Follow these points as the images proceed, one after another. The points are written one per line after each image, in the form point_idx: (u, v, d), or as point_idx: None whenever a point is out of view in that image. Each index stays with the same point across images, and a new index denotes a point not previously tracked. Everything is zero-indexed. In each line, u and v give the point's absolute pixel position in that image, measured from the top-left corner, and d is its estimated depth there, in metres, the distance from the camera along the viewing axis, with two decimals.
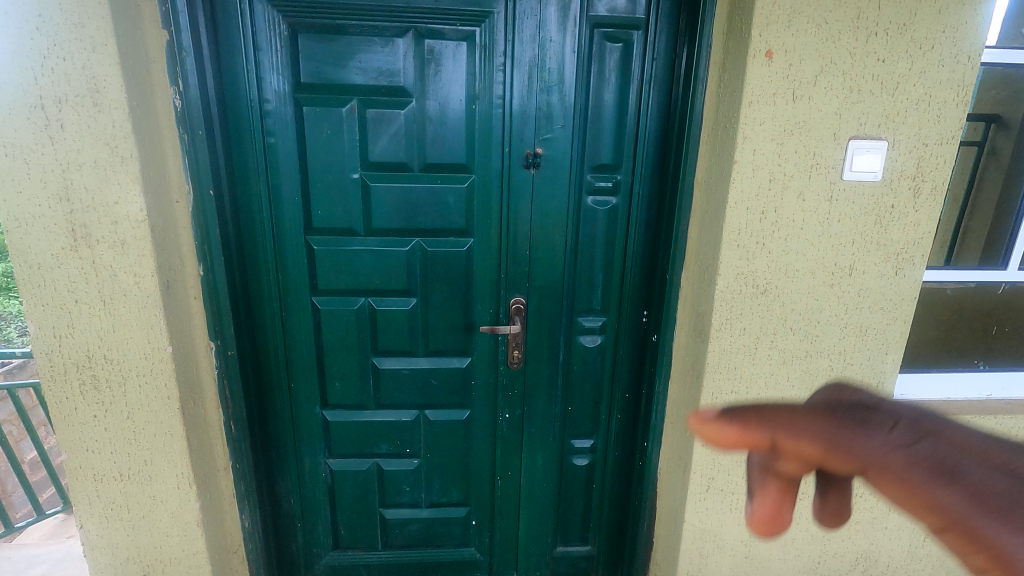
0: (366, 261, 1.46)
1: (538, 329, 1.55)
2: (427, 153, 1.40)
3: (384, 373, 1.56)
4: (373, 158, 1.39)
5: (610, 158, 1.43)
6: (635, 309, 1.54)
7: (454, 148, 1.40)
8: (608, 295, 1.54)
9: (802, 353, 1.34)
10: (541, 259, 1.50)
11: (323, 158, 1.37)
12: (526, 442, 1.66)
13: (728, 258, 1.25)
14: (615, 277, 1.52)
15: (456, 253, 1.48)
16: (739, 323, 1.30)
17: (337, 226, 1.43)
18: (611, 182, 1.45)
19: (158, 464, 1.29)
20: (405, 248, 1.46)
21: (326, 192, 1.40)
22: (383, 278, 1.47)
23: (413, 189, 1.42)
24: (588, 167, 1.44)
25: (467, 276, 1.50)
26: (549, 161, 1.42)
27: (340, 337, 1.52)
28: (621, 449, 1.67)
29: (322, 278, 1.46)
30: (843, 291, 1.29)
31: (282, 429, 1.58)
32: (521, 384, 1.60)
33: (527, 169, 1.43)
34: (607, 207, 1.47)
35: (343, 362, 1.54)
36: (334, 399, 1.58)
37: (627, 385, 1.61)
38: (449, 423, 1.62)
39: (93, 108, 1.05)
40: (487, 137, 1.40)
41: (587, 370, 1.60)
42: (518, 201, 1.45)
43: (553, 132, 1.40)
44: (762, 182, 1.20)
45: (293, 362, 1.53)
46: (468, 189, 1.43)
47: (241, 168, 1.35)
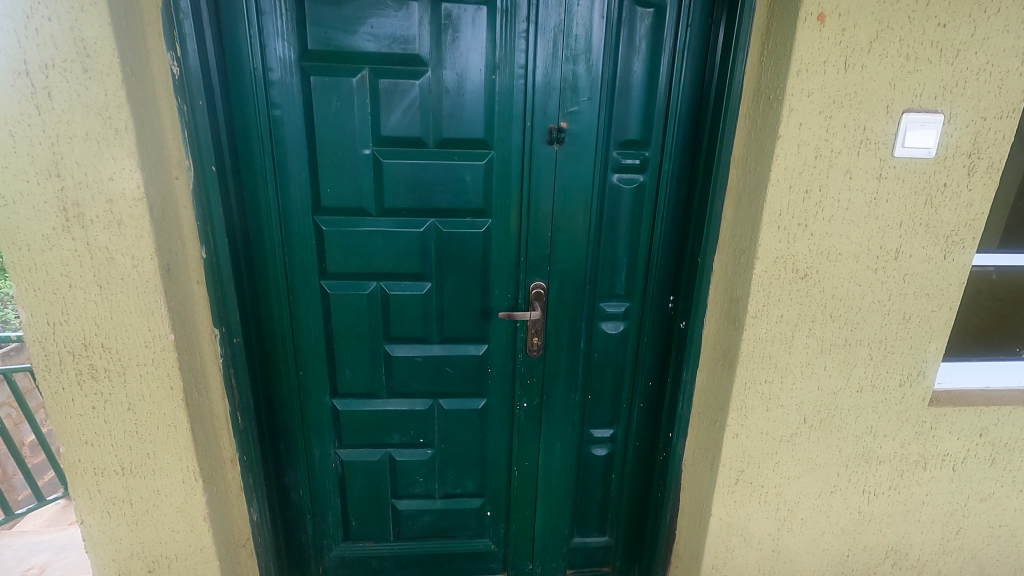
0: (378, 244, 1.37)
1: (560, 315, 1.48)
2: (444, 129, 1.31)
3: (396, 361, 1.49)
4: (384, 133, 1.29)
5: (638, 133, 1.34)
6: (661, 294, 1.47)
7: (473, 123, 1.31)
8: (632, 280, 1.46)
9: (841, 342, 1.26)
10: (562, 241, 1.42)
11: (332, 132, 1.28)
12: (545, 433, 1.59)
13: (767, 240, 1.17)
14: (641, 262, 1.45)
15: (474, 235, 1.39)
16: (776, 311, 1.22)
17: (347, 206, 1.34)
18: (639, 159, 1.36)
19: (162, 458, 1.22)
20: (420, 229, 1.37)
21: (336, 169, 1.31)
22: (397, 262, 1.39)
23: (427, 167, 1.33)
24: (615, 143, 1.35)
25: (485, 260, 1.42)
26: (573, 136, 1.33)
27: (350, 322, 1.44)
28: (642, 439, 1.61)
29: (331, 261, 1.38)
30: (887, 276, 1.21)
31: (290, 418, 1.51)
32: (540, 372, 1.53)
33: (550, 145, 1.34)
34: (634, 186, 1.38)
35: (354, 349, 1.47)
36: (344, 387, 1.51)
37: (651, 373, 1.54)
38: (463, 412, 1.56)
39: (83, 74, 0.96)
40: (507, 110, 1.31)
41: (608, 358, 1.54)
42: (541, 179, 1.36)
43: (578, 105, 1.31)
44: (807, 159, 1.11)
45: (302, 349, 1.45)
46: (486, 166, 1.34)
47: (244, 142, 1.26)
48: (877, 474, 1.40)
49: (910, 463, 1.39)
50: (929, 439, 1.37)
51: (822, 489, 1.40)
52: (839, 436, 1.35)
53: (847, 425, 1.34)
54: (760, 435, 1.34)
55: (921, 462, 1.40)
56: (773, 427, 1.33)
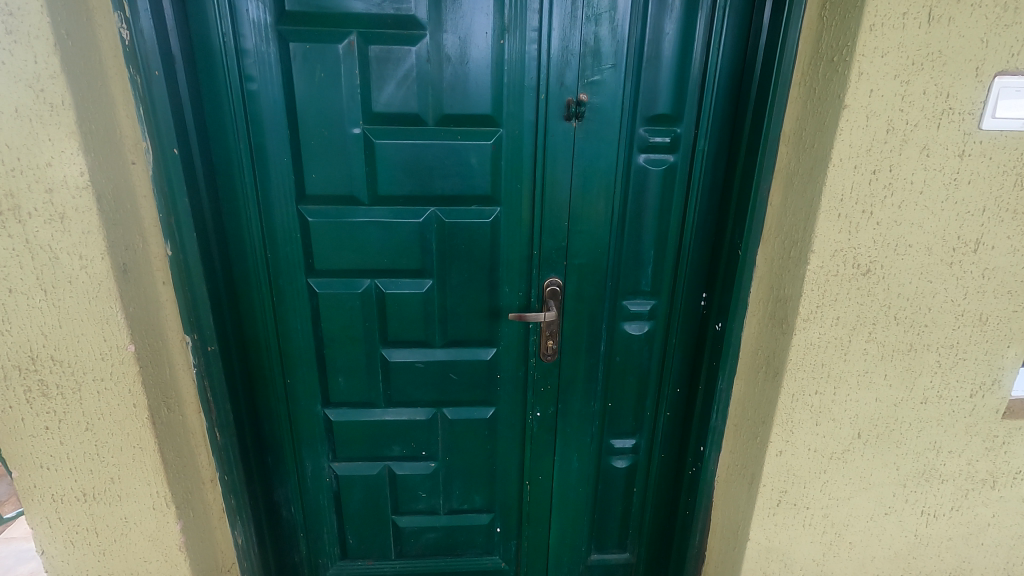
0: (373, 236, 1.21)
1: (578, 316, 1.31)
2: (444, 103, 1.13)
3: (395, 367, 1.34)
4: (376, 109, 1.12)
5: (669, 107, 1.16)
6: (691, 291, 1.30)
7: (479, 98, 1.13)
8: (659, 275, 1.29)
9: (905, 347, 1.09)
10: (580, 232, 1.25)
11: (316, 109, 1.11)
12: (560, 444, 1.44)
13: (824, 230, 0.99)
14: (669, 255, 1.28)
15: (480, 226, 1.22)
16: (833, 312, 1.05)
17: (336, 194, 1.18)
18: (669, 137, 1.19)
19: (128, 482, 1.08)
20: (419, 218, 1.21)
21: (321, 152, 1.14)
22: (393, 256, 1.23)
23: (426, 148, 1.16)
24: (642, 118, 1.17)
25: (493, 253, 1.25)
26: (595, 111, 1.16)
27: (343, 324, 1.29)
28: (667, 449, 1.45)
29: (320, 256, 1.22)
30: (964, 272, 1.03)
31: (279, 430, 1.37)
32: (556, 379, 1.37)
33: (567, 121, 1.16)
34: (663, 168, 1.21)
35: (348, 354, 1.32)
36: (337, 396, 1.36)
37: (679, 378, 1.38)
38: (470, 421, 1.40)
39: (6, 36, 0.79)
40: (518, 82, 1.13)
41: (630, 362, 1.37)
42: (557, 161, 1.19)
43: (600, 74, 1.13)
44: (877, 133, 0.93)
45: (289, 354, 1.30)
46: (494, 146, 1.17)
47: (216, 122, 1.10)
48: (939, 494, 1.23)
49: (977, 482, 1.23)
50: (1000, 455, 1.20)
51: (875, 511, 1.24)
52: (897, 452, 1.19)
53: (908, 440, 1.18)
54: (807, 452, 1.18)
55: (989, 481, 1.23)
56: (822, 444, 1.17)
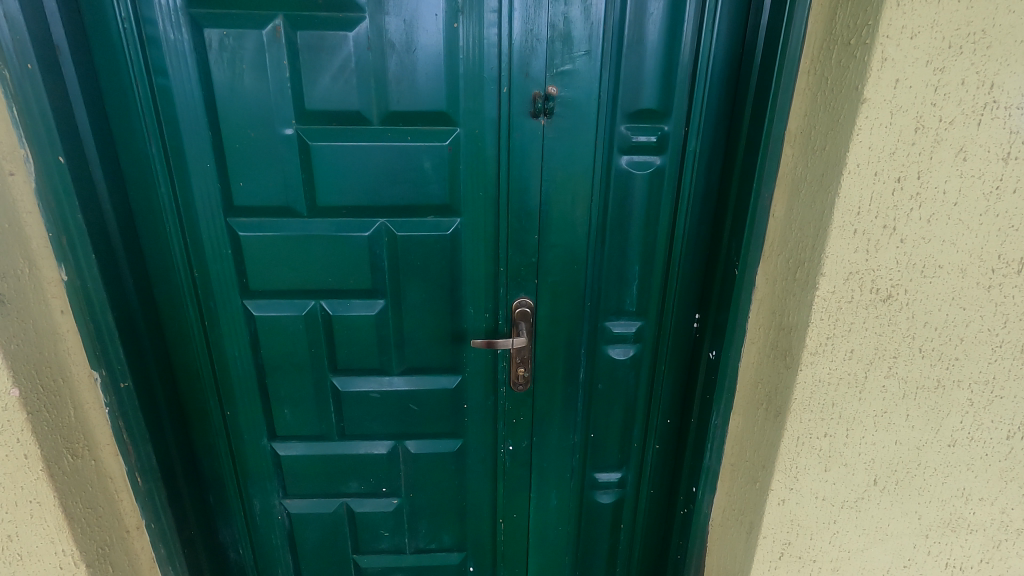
0: (314, 252, 1.06)
1: (553, 340, 1.15)
2: (390, 99, 0.97)
3: (348, 397, 1.19)
4: (310, 107, 0.96)
5: (655, 101, 0.99)
6: (683, 311, 1.14)
7: (430, 92, 0.97)
8: (646, 293, 1.13)
9: (932, 384, 0.93)
10: (554, 246, 1.08)
11: (240, 106, 0.95)
12: (537, 479, 1.29)
13: (837, 250, 0.83)
14: (657, 270, 1.11)
15: (437, 240, 1.06)
16: (846, 344, 0.89)
17: (269, 205, 1.02)
18: (656, 136, 1.02)
19: (27, 541, 0.92)
20: (366, 232, 1.05)
21: (249, 156, 0.98)
22: (339, 275, 1.07)
23: (371, 151, 1.00)
24: (623, 114, 1.00)
25: (454, 270, 1.09)
26: (566, 106, 0.99)
27: (286, 351, 1.14)
28: (658, 484, 1.30)
29: (255, 275, 1.07)
30: (1004, 296, 0.86)
31: (220, 465, 1.22)
32: (529, 410, 1.21)
33: (536, 119, 0.99)
34: (649, 171, 1.04)
35: (293, 383, 1.17)
36: (284, 429, 1.21)
37: (670, 407, 1.22)
38: (435, 456, 1.25)
39: None
40: (476, 72, 0.96)
41: (614, 389, 1.21)
42: (525, 164, 1.02)
43: (572, 62, 0.97)
44: (903, 132, 0.76)
45: (227, 384, 1.16)
46: (450, 148, 1.01)
47: (123, 123, 0.95)
48: (967, 545, 1.07)
49: (1012, 532, 1.06)
50: None
51: (893, 565, 1.08)
52: (919, 500, 1.02)
53: (931, 487, 1.01)
54: (815, 501, 1.02)
55: None
56: (833, 491, 1.01)
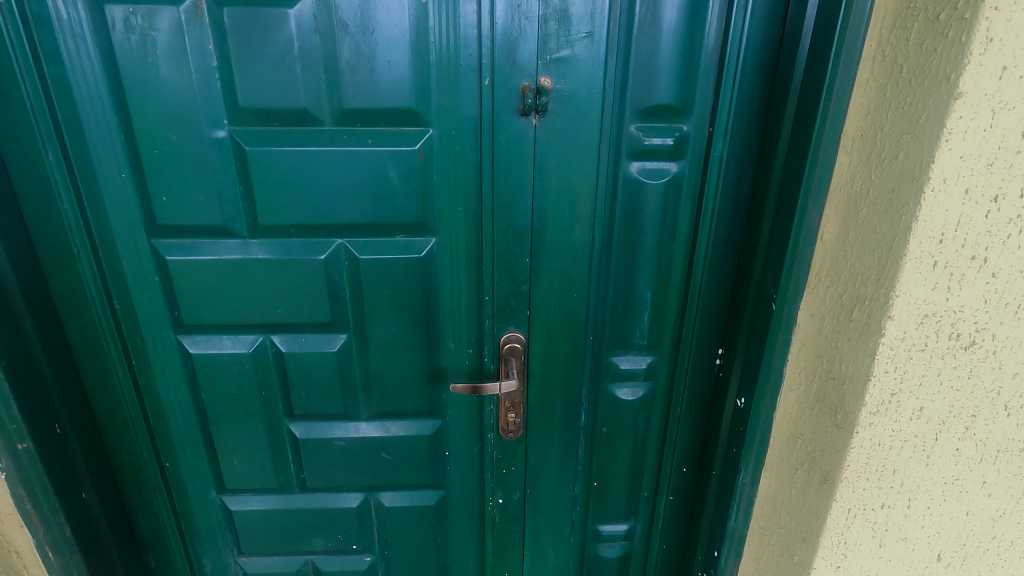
0: (258, 280, 0.87)
1: (549, 380, 0.97)
2: (344, 93, 0.78)
3: (307, 445, 1.01)
4: (245, 103, 0.78)
5: (672, 95, 0.81)
6: (704, 346, 0.96)
7: (393, 85, 0.78)
8: (659, 324, 0.95)
9: (1017, 446, 0.75)
10: (549, 271, 0.89)
11: (157, 104, 0.77)
12: (531, 535, 1.11)
13: (910, 287, 0.64)
14: (672, 298, 0.93)
15: (407, 264, 0.88)
16: (914, 402, 0.71)
17: (201, 223, 0.84)
18: (673, 138, 0.83)
19: None
20: (320, 255, 0.87)
21: (172, 165, 0.81)
22: (290, 305, 0.89)
23: (323, 157, 0.81)
24: (633, 112, 0.81)
25: (428, 299, 0.91)
26: (563, 101, 0.80)
27: (231, 393, 0.96)
28: (671, 538, 1.12)
29: (189, 307, 0.89)
30: None
31: (161, 524, 1.04)
32: (521, 458, 1.03)
33: (526, 118, 0.80)
34: (664, 181, 0.85)
35: (242, 429, 0.99)
36: (234, 482, 1.03)
37: (686, 453, 1.05)
38: (412, 510, 1.07)
39: None
40: (450, 60, 0.77)
41: (620, 434, 1.03)
42: (513, 173, 0.83)
43: (570, 47, 0.78)
44: (1006, 136, 0.58)
45: (163, 433, 0.98)
46: (421, 154, 0.82)
47: (11, 125, 0.77)
48: None
49: None
50: None
51: None
52: None
53: (1007, 564, 0.83)
54: None
55: None
56: (887, 570, 0.83)
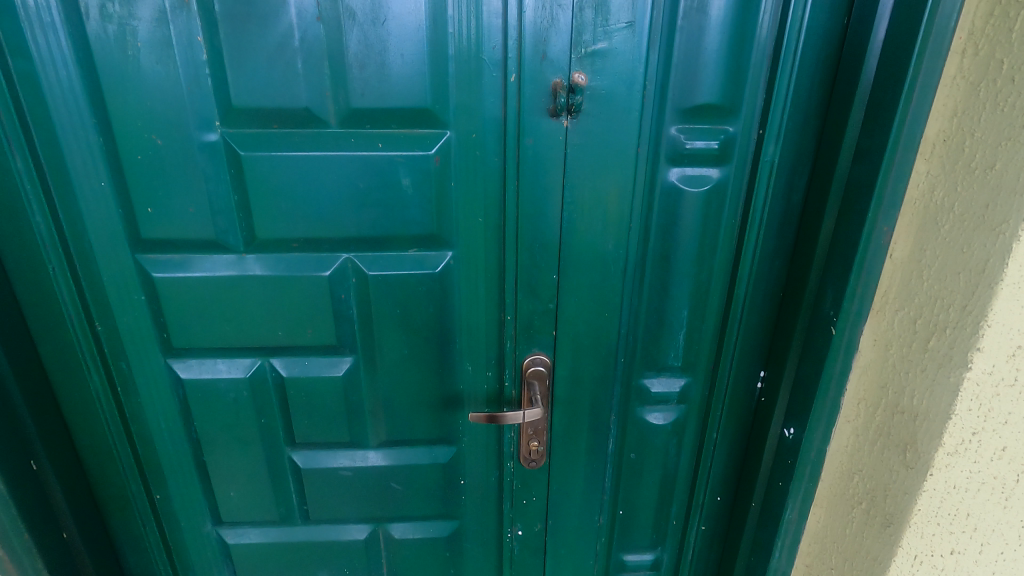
0: (255, 299, 0.79)
1: (574, 405, 0.89)
2: (351, 91, 0.70)
3: (311, 474, 0.93)
4: (239, 102, 0.69)
5: (718, 92, 0.72)
6: (744, 368, 0.87)
7: (406, 81, 0.70)
8: (695, 345, 0.87)
9: None
10: (577, 288, 0.81)
11: (138, 104, 0.69)
12: (551, 567, 1.03)
13: (1005, 316, 0.56)
14: (710, 316, 0.85)
15: (420, 280, 0.80)
16: (998, 441, 0.62)
17: (191, 237, 0.75)
18: (718, 141, 0.74)
19: None
20: (324, 271, 0.78)
21: (158, 173, 0.72)
22: (291, 326, 0.81)
23: (327, 164, 0.73)
24: (674, 112, 0.73)
25: (444, 318, 0.83)
26: (598, 100, 0.71)
27: (227, 420, 0.87)
28: (701, 569, 1.05)
29: (179, 328, 0.80)
30: None
31: (152, 560, 0.96)
32: (543, 487, 0.95)
33: (556, 119, 0.71)
34: (706, 189, 0.77)
35: (240, 459, 0.91)
36: (231, 514, 0.95)
37: (720, 481, 0.97)
38: (423, 541, 0.99)
39: None
40: (471, 53, 0.69)
41: (649, 461, 0.95)
42: (539, 181, 0.74)
43: (607, 39, 0.69)
44: None
45: (152, 463, 0.89)
46: (436, 160, 0.73)
47: None
48: None
49: None
50: None
51: None
52: None
53: None
54: None
55: None
56: None
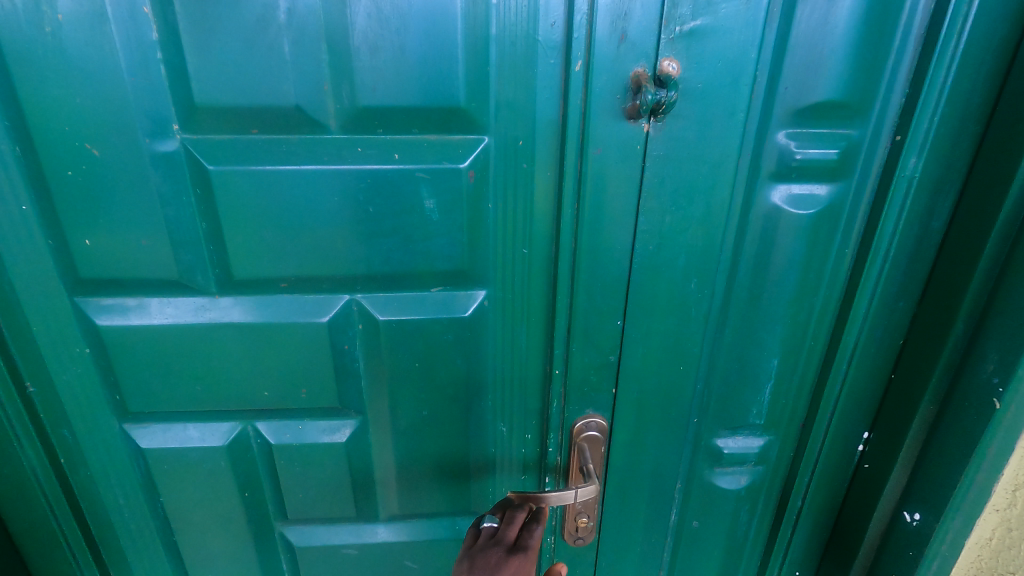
0: (234, 352, 0.61)
1: (632, 473, 0.72)
2: (359, 84, 0.51)
3: (307, 554, 0.76)
4: (205, 99, 0.51)
5: (846, 85, 0.54)
6: (843, 428, 0.71)
7: (434, 70, 0.52)
8: (783, 401, 0.70)
9: None
10: (646, 336, 0.64)
11: (65, 101, 0.50)
12: None
13: None
14: (806, 366, 0.68)
15: (446, 327, 0.62)
16: None
17: (147, 276, 0.57)
18: (839, 150, 0.57)
19: None
20: (323, 317, 0.60)
21: (97, 193, 0.54)
22: (281, 384, 0.64)
23: (326, 181, 0.55)
24: (787, 112, 0.55)
25: (474, 372, 0.65)
26: (689, 97, 0.53)
27: (202, 494, 0.70)
28: None
29: (136, 388, 0.63)
30: None
31: None
32: (588, 565, 0.79)
33: (634, 122, 0.53)
34: (815, 211, 0.59)
35: (219, 538, 0.74)
36: None
37: (800, 554, 0.80)
38: None
39: None
40: (523, 32, 0.50)
41: (716, 533, 0.79)
42: (606, 204, 0.57)
43: (709, 12, 0.50)
44: None
45: (110, 545, 0.72)
46: (470, 174, 0.56)
47: None
48: None
49: None
50: None
51: None
52: None
53: None
54: None
55: None
56: None
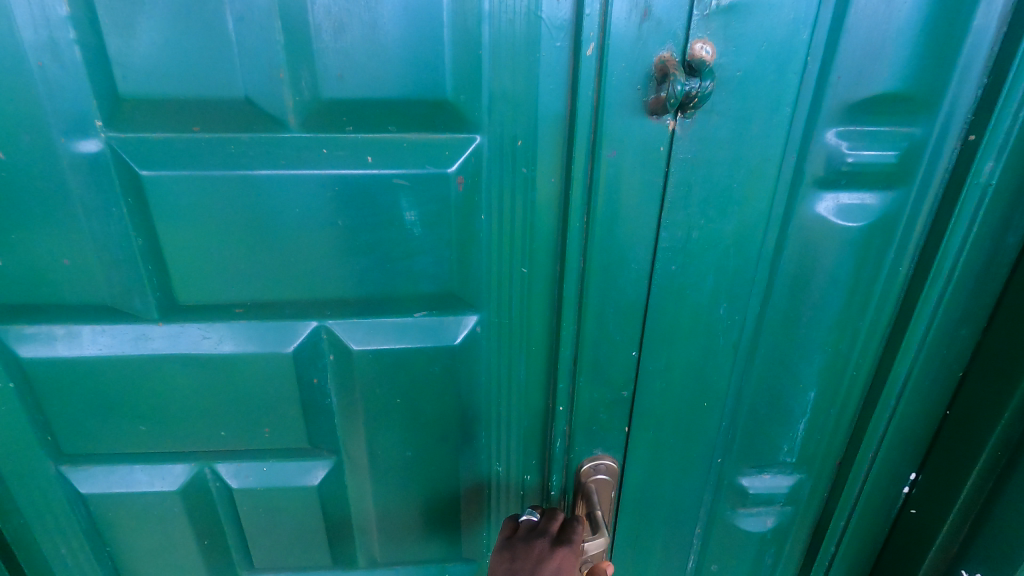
0: (183, 388, 0.52)
1: (646, 517, 0.64)
2: (323, 71, 0.42)
3: None
4: (134, 89, 0.41)
5: (912, 74, 0.45)
6: (887, 468, 0.62)
7: (414, 55, 0.42)
8: (819, 438, 0.61)
9: None
10: (666, 368, 0.55)
11: None
12: None
13: None
14: (847, 399, 0.59)
15: (431, 358, 0.53)
16: None
17: (76, 301, 0.48)
18: (899, 152, 0.47)
19: None
20: (286, 349, 0.51)
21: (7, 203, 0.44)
22: (241, 424, 0.55)
23: (286, 189, 0.46)
24: (841, 107, 0.46)
25: (465, 408, 0.57)
26: (723, 89, 0.44)
27: (154, 543, 0.62)
28: None
29: (72, 428, 0.54)
30: None
31: None
32: None
33: (657, 118, 0.44)
34: (866, 224, 0.50)
35: None
36: None
37: None
38: None
39: None
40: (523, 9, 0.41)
41: None
42: (621, 217, 0.47)
43: None
44: None
45: None
46: (458, 181, 0.47)
47: None
48: None
49: None
50: None
51: None
52: None
53: None
54: None
55: None
56: None
